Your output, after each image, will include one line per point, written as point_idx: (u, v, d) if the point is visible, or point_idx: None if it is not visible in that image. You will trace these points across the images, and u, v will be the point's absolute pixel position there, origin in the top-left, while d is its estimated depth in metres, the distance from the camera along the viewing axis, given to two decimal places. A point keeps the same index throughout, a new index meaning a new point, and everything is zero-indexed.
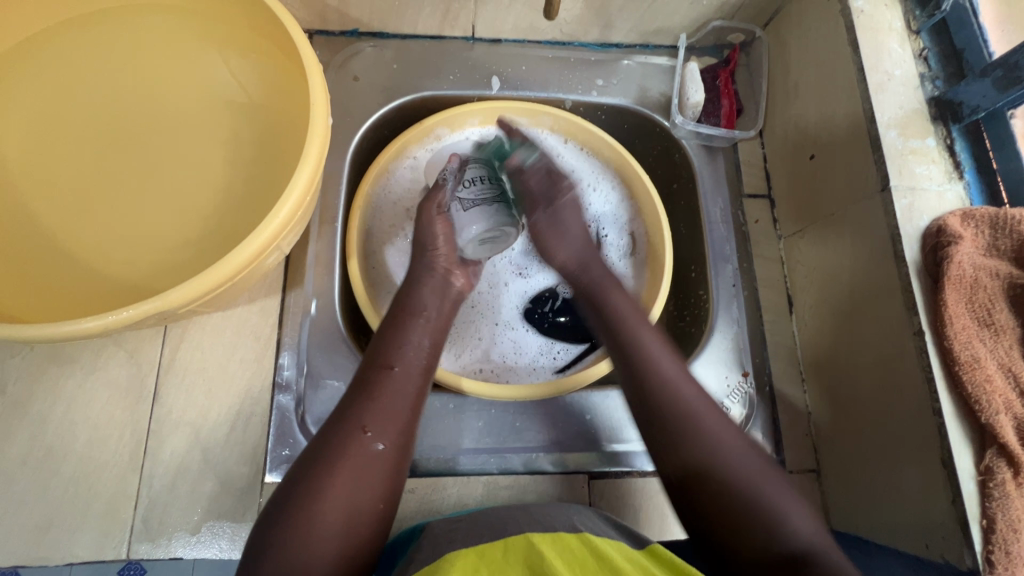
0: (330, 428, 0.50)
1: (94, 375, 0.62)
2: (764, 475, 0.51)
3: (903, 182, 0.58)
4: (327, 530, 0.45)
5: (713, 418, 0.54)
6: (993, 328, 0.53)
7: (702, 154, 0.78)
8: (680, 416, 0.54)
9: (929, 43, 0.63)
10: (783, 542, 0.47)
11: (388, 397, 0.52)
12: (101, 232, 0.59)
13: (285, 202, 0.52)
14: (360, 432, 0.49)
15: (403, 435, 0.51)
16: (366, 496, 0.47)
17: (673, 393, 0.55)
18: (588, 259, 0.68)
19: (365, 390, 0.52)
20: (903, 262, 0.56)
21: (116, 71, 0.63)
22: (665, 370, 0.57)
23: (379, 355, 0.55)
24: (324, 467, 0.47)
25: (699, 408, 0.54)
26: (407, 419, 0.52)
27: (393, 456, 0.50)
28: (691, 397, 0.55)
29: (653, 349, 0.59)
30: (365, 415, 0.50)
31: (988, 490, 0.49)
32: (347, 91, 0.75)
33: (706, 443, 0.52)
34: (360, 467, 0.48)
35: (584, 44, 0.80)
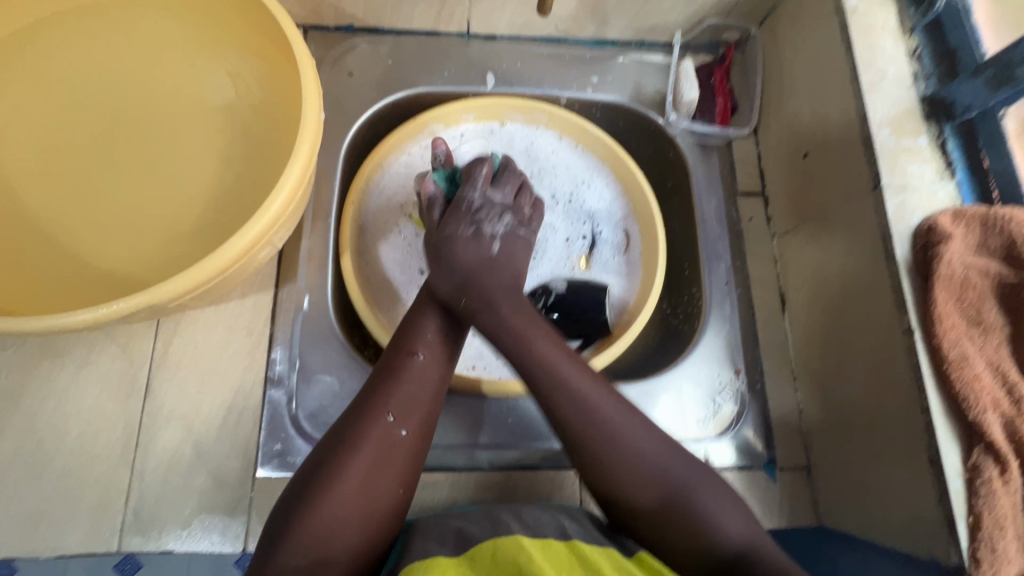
0: (353, 413, 0.50)
1: (87, 368, 0.62)
2: (703, 481, 0.51)
3: (895, 181, 0.58)
4: (345, 515, 0.45)
5: (635, 433, 0.52)
6: (981, 327, 0.53)
7: (696, 152, 0.78)
8: (601, 440, 0.51)
9: (923, 41, 0.63)
10: (717, 551, 0.48)
11: (411, 383, 0.52)
12: (95, 225, 0.59)
13: (278, 195, 0.52)
14: (382, 417, 0.49)
15: (424, 422, 0.51)
16: (386, 481, 0.47)
17: (585, 415, 0.52)
18: (488, 293, 0.56)
19: (388, 375, 0.52)
20: (893, 261, 0.56)
21: (110, 64, 0.63)
22: (573, 385, 0.52)
23: (403, 341, 0.55)
24: (348, 448, 0.47)
25: (615, 420, 0.52)
26: (430, 405, 0.52)
27: (415, 442, 0.50)
28: (608, 411, 0.52)
29: (562, 370, 0.53)
30: (388, 400, 0.50)
31: (975, 488, 0.49)
32: (342, 86, 0.75)
33: (627, 486, 0.51)
34: (381, 452, 0.48)
35: (579, 41, 0.80)
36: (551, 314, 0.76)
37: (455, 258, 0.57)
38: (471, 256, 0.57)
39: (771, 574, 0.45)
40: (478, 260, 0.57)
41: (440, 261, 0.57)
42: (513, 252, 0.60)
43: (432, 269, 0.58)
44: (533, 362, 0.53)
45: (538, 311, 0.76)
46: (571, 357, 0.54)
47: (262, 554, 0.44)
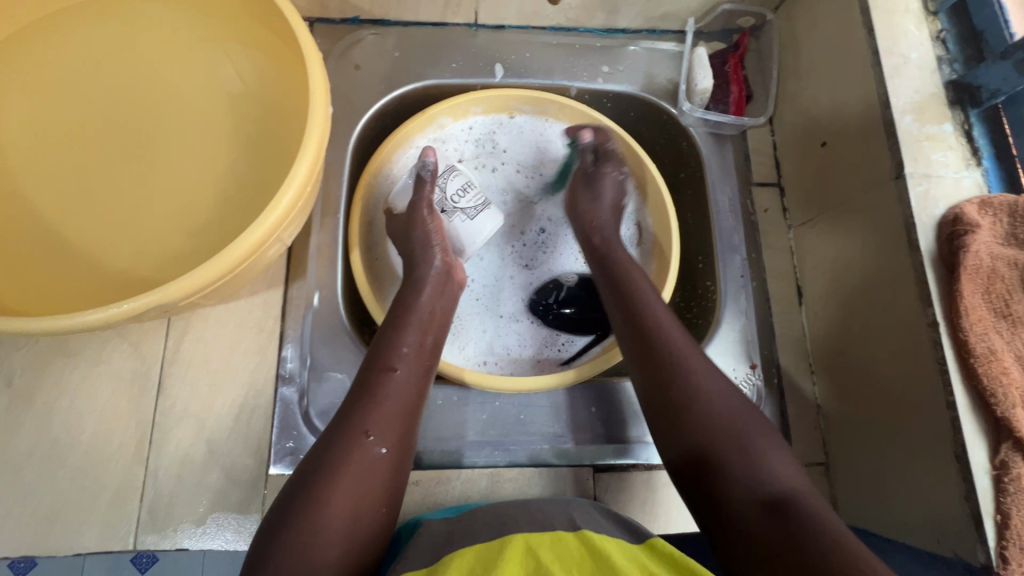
0: (332, 434, 0.49)
1: (100, 367, 0.62)
2: (754, 422, 0.50)
3: (918, 169, 0.56)
4: (330, 537, 0.44)
5: (697, 360, 0.54)
6: (1011, 320, 0.51)
7: (710, 142, 0.77)
8: (671, 354, 0.54)
9: (947, 24, 0.61)
10: (764, 486, 0.46)
11: (389, 400, 0.51)
12: (104, 223, 0.59)
13: (286, 191, 0.51)
14: (363, 433, 0.48)
15: (402, 438, 0.50)
16: (367, 502, 0.46)
17: (665, 337, 0.55)
18: (611, 239, 0.66)
19: (365, 394, 0.51)
20: (918, 252, 0.54)
21: (116, 61, 0.62)
22: (658, 315, 0.57)
23: (379, 356, 0.54)
24: (329, 469, 0.46)
25: (686, 352, 0.54)
26: (406, 422, 0.51)
27: (394, 460, 0.49)
28: (690, 353, 0.54)
29: (652, 299, 0.59)
30: (368, 419, 0.49)
31: (1003, 486, 0.48)
32: (349, 80, 0.74)
33: (693, 395, 0.51)
34: (363, 472, 0.47)
35: (589, 30, 0.79)
36: (564, 309, 0.75)
37: (602, 202, 0.69)
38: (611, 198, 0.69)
39: (808, 516, 0.43)
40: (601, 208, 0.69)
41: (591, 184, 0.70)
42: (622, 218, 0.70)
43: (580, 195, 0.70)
44: (632, 300, 0.59)
45: (549, 306, 0.75)
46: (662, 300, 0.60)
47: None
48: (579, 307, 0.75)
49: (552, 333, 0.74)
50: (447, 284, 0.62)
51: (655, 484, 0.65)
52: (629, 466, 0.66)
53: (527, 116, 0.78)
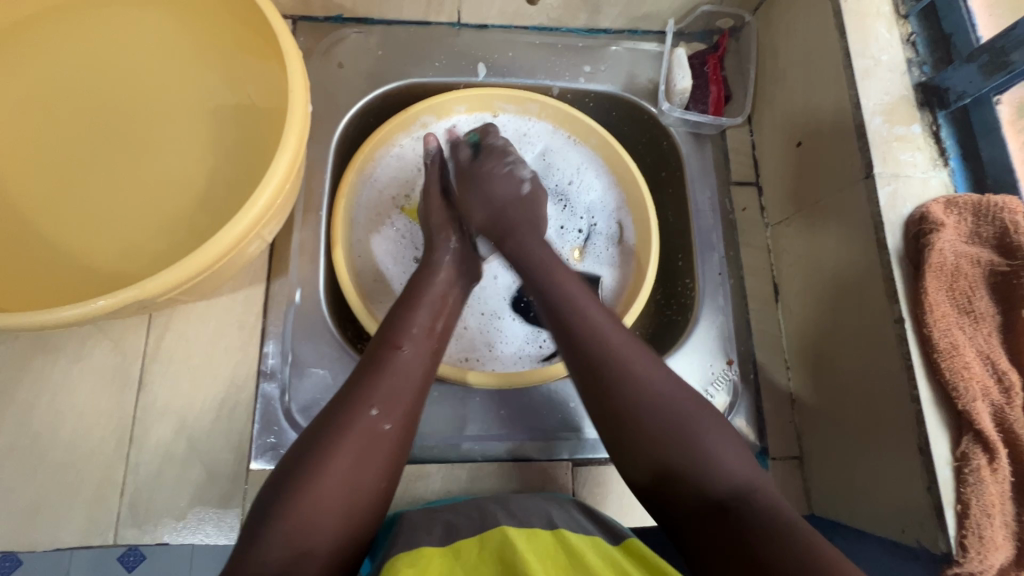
0: (336, 406, 0.49)
1: (80, 363, 0.62)
2: (704, 426, 0.49)
3: (888, 169, 0.58)
4: (327, 509, 0.45)
5: (641, 359, 0.52)
6: (972, 316, 0.53)
7: (690, 141, 0.78)
8: (609, 359, 0.51)
9: (917, 27, 0.63)
10: (715, 489, 0.47)
11: (394, 376, 0.51)
12: (85, 220, 0.59)
13: (265, 188, 0.52)
14: (365, 407, 0.49)
15: (407, 417, 0.51)
16: (368, 477, 0.47)
17: (599, 342, 0.52)
18: (515, 225, 0.64)
19: (373, 368, 0.51)
20: (886, 249, 0.56)
21: (97, 58, 0.63)
22: (584, 314, 0.54)
23: (387, 334, 0.55)
24: (329, 441, 0.47)
25: (626, 357, 0.52)
26: (412, 400, 0.51)
27: (397, 439, 0.50)
28: (630, 355, 0.52)
29: (579, 300, 0.55)
30: (372, 394, 0.50)
31: (963, 476, 0.49)
32: (332, 78, 0.75)
33: (634, 399, 0.50)
34: (365, 447, 0.47)
35: (571, 30, 0.80)
36: None
37: (493, 193, 0.66)
38: (503, 192, 0.66)
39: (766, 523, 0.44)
40: (510, 197, 0.66)
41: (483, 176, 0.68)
42: (538, 200, 0.68)
43: (466, 194, 0.68)
44: (556, 298, 0.56)
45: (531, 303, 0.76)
46: (592, 296, 0.57)
47: (241, 546, 0.43)
48: None
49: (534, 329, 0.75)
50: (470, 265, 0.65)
51: None
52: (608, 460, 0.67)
53: (510, 115, 0.79)
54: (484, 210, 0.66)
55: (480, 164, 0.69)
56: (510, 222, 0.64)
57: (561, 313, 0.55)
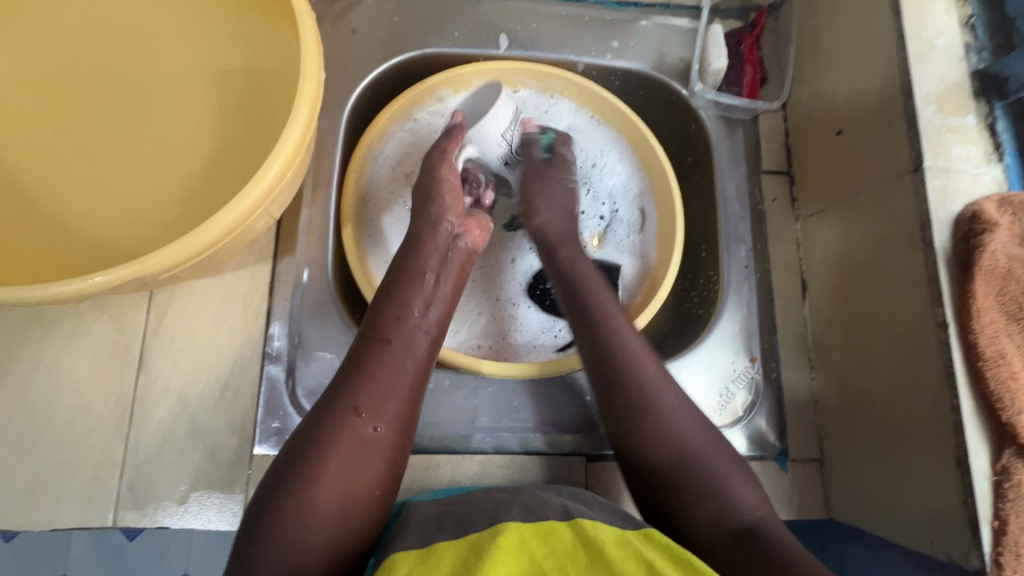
0: (322, 410, 0.47)
1: (78, 339, 0.60)
2: (719, 456, 0.50)
3: (938, 163, 0.54)
4: (320, 518, 0.43)
5: (664, 386, 0.53)
6: (1023, 323, 0.50)
7: (720, 126, 0.74)
8: (633, 384, 0.52)
9: (977, 9, 0.58)
10: (728, 517, 0.47)
11: (383, 373, 0.48)
12: (84, 189, 0.56)
13: (274, 161, 0.49)
14: (350, 408, 0.46)
15: (400, 416, 0.48)
16: (359, 486, 0.45)
17: (629, 367, 0.53)
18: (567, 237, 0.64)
19: (358, 365, 0.48)
20: (932, 249, 0.52)
21: (96, 15, 0.58)
22: (620, 334, 0.55)
23: (374, 326, 0.51)
24: (316, 450, 0.44)
25: (653, 380, 0.53)
26: (405, 399, 0.49)
27: (389, 443, 0.47)
28: (661, 385, 0.53)
29: (614, 317, 0.56)
30: (359, 396, 0.47)
31: (1002, 491, 0.47)
32: (344, 45, 0.70)
33: (659, 428, 0.51)
34: (351, 453, 0.45)
35: (600, 2, 0.75)
36: None
37: (558, 202, 0.66)
38: (565, 205, 0.66)
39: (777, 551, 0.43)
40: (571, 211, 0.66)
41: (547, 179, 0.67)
42: None
43: (535, 208, 0.65)
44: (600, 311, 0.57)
45: (547, 291, 0.72)
46: (625, 313, 0.58)
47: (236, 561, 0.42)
48: None
49: (549, 318, 0.72)
50: (460, 249, 0.59)
51: None
52: None
53: (532, 92, 0.75)
54: (553, 219, 0.65)
55: (533, 167, 0.68)
56: (554, 241, 0.64)
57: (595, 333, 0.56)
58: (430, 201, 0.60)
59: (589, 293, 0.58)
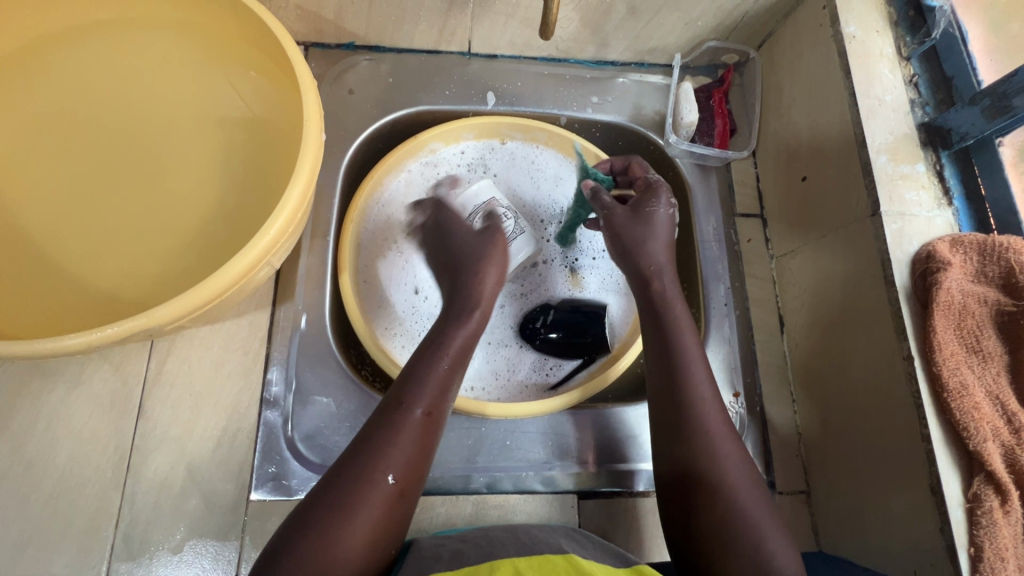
0: (350, 470, 0.47)
1: (78, 390, 0.61)
2: (760, 508, 0.49)
3: (893, 208, 0.58)
4: None
5: (728, 441, 0.53)
6: (980, 355, 0.53)
7: (695, 172, 0.79)
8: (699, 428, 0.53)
9: (919, 69, 0.64)
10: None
11: (413, 437, 0.50)
12: (93, 245, 0.59)
13: (277, 218, 0.52)
14: (382, 476, 0.47)
15: (417, 477, 0.49)
16: (377, 547, 0.46)
17: (701, 415, 0.54)
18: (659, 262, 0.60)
19: (388, 428, 0.49)
20: (893, 286, 0.56)
21: (111, 84, 0.63)
22: (699, 387, 0.55)
23: (403, 386, 0.52)
24: (341, 512, 0.45)
25: (717, 431, 0.53)
26: (422, 460, 0.50)
27: (404, 502, 0.48)
28: (727, 442, 0.53)
29: (694, 362, 0.56)
30: (388, 461, 0.48)
31: (975, 518, 0.49)
32: (343, 104, 0.75)
33: (716, 475, 0.51)
34: (377, 516, 0.46)
35: (579, 62, 0.81)
36: (549, 334, 0.74)
37: (655, 234, 0.61)
38: (663, 236, 0.61)
39: None
40: (666, 239, 0.61)
41: (638, 222, 0.61)
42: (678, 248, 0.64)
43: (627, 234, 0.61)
44: (677, 348, 0.56)
45: (535, 330, 0.74)
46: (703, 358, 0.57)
47: None
48: (566, 332, 0.74)
49: (540, 357, 0.75)
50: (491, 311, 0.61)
51: (640, 511, 0.65)
52: (614, 493, 0.66)
53: (518, 143, 0.80)
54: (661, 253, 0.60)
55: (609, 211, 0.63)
56: (660, 264, 0.60)
57: (677, 375, 0.55)
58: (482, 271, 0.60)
59: (676, 328, 0.57)
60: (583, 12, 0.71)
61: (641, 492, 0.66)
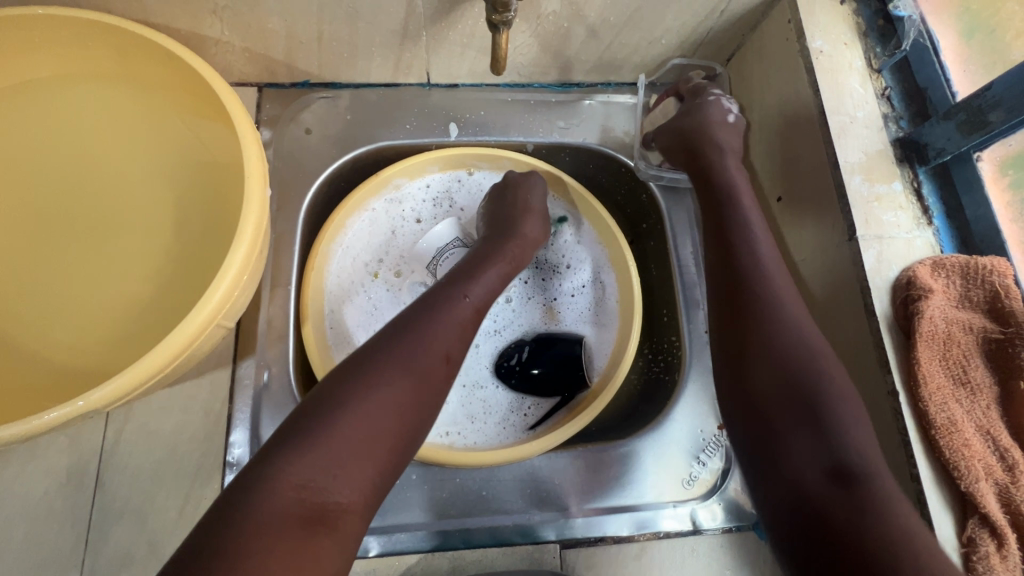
0: (398, 337, 0.49)
1: (30, 465, 0.59)
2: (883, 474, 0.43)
3: (870, 231, 0.56)
4: (372, 439, 0.43)
5: (842, 400, 0.47)
6: (968, 387, 0.51)
7: (668, 195, 0.77)
8: (803, 379, 0.48)
9: (891, 81, 0.62)
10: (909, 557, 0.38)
11: (459, 320, 0.52)
12: (38, 316, 0.56)
13: (219, 284, 0.50)
14: (438, 347, 0.49)
15: (458, 366, 0.51)
16: (411, 419, 0.46)
17: (810, 366, 0.49)
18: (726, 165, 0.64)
19: (437, 309, 0.52)
20: (874, 315, 0.53)
21: (51, 145, 0.60)
22: (801, 339, 0.50)
23: (457, 283, 0.56)
24: (390, 370, 0.46)
25: (836, 387, 0.48)
26: (463, 353, 0.52)
27: (443, 387, 0.49)
28: (829, 376, 0.48)
29: (795, 317, 0.52)
30: (444, 340, 0.50)
31: (972, 565, 0.46)
32: (300, 146, 0.73)
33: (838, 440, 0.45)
34: (421, 383, 0.47)
35: (544, 85, 0.78)
36: (529, 370, 0.72)
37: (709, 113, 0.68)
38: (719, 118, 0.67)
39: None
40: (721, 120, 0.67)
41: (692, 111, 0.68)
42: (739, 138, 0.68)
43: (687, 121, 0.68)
44: (767, 305, 0.53)
45: (513, 368, 0.72)
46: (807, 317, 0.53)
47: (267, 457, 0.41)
48: (546, 366, 0.72)
49: (518, 396, 0.72)
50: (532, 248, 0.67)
51: (623, 558, 0.62)
52: (597, 540, 0.63)
53: (485, 172, 0.78)
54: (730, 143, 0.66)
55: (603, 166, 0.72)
56: (716, 144, 0.66)
57: (768, 333, 0.51)
58: (522, 209, 0.68)
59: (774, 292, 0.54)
60: (541, 38, 0.68)
61: (626, 536, 0.63)
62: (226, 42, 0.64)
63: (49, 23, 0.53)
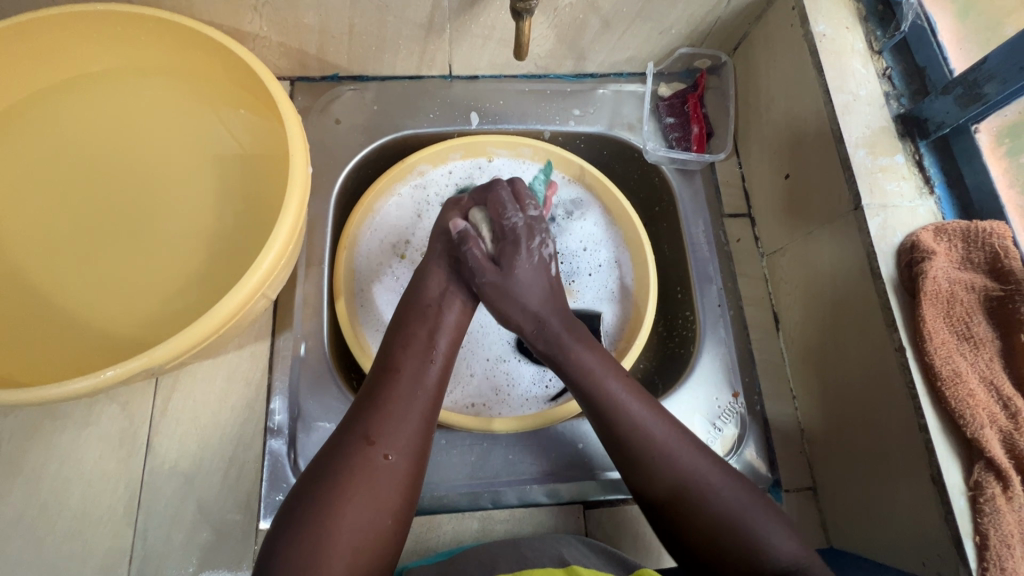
0: (338, 441, 0.51)
1: (86, 431, 0.62)
2: (746, 503, 0.51)
3: (875, 201, 0.59)
4: (337, 550, 0.45)
5: (686, 451, 0.53)
6: (971, 341, 0.54)
7: (679, 178, 0.80)
8: (657, 454, 0.53)
9: (892, 62, 0.66)
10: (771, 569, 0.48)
11: (401, 400, 0.53)
12: (95, 289, 0.61)
13: (268, 251, 0.54)
14: (361, 430, 0.51)
15: (411, 447, 0.51)
16: (374, 515, 0.47)
17: (644, 441, 0.53)
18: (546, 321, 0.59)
19: (371, 400, 0.53)
20: (880, 279, 0.57)
21: (105, 132, 0.65)
22: (631, 413, 0.55)
23: (388, 358, 0.57)
24: (335, 485, 0.47)
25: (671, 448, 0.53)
26: (418, 431, 0.53)
27: (404, 466, 0.50)
28: (669, 436, 0.54)
29: (618, 393, 0.56)
30: (371, 425, 0.51)
31: (979, 506, 0.49)
32: (331, 134, 0.77)
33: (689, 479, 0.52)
34: (370, 480, 0.48)
35: (559, 76, 0.82)
36: None
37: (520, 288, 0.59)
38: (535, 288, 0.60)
39: None
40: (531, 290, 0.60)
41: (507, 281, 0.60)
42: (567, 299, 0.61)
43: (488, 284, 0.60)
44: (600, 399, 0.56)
45: None
46: (629, 387, 0.57)
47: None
48: None
49: (540, 369, 0.76)
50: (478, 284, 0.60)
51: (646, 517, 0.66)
52: (619, 501, 0.66)
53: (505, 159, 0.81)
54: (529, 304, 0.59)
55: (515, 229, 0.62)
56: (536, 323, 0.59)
57: (602, 412, 0.55)
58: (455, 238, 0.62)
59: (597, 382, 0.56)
60: (557, 29, 0.72)
61: None
62: (264, 37, 0.69)
63: (110, 19, 0.58)
